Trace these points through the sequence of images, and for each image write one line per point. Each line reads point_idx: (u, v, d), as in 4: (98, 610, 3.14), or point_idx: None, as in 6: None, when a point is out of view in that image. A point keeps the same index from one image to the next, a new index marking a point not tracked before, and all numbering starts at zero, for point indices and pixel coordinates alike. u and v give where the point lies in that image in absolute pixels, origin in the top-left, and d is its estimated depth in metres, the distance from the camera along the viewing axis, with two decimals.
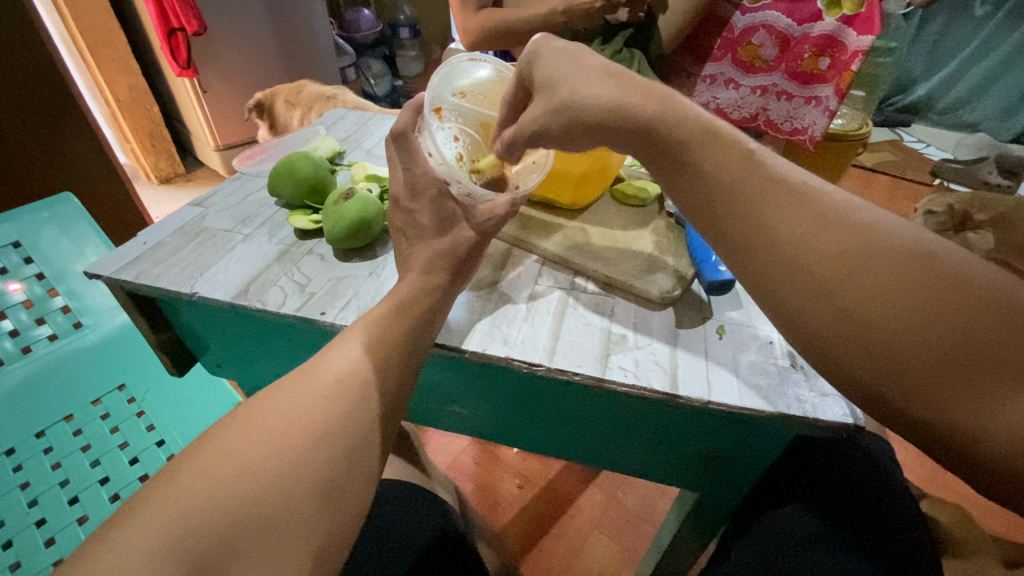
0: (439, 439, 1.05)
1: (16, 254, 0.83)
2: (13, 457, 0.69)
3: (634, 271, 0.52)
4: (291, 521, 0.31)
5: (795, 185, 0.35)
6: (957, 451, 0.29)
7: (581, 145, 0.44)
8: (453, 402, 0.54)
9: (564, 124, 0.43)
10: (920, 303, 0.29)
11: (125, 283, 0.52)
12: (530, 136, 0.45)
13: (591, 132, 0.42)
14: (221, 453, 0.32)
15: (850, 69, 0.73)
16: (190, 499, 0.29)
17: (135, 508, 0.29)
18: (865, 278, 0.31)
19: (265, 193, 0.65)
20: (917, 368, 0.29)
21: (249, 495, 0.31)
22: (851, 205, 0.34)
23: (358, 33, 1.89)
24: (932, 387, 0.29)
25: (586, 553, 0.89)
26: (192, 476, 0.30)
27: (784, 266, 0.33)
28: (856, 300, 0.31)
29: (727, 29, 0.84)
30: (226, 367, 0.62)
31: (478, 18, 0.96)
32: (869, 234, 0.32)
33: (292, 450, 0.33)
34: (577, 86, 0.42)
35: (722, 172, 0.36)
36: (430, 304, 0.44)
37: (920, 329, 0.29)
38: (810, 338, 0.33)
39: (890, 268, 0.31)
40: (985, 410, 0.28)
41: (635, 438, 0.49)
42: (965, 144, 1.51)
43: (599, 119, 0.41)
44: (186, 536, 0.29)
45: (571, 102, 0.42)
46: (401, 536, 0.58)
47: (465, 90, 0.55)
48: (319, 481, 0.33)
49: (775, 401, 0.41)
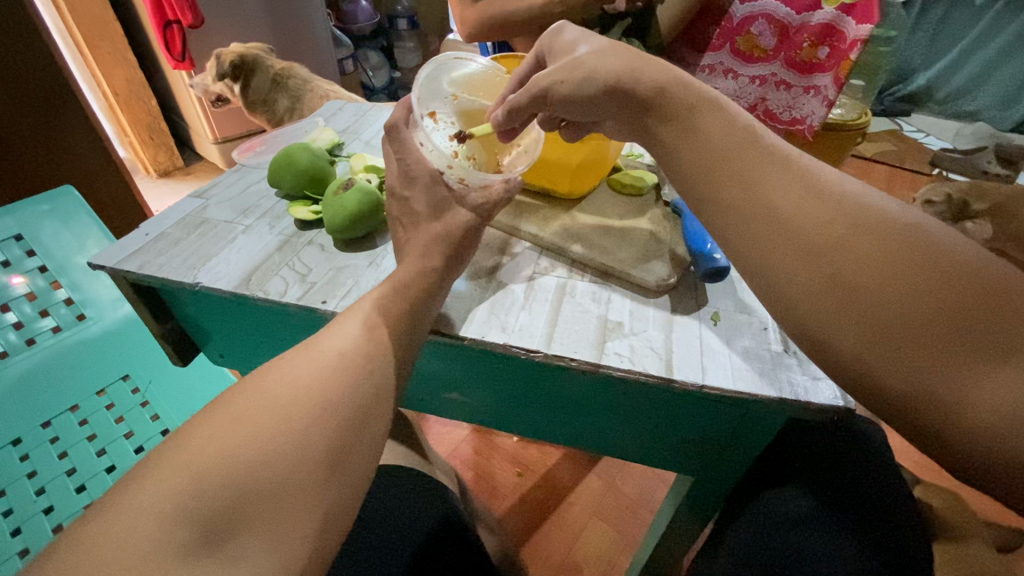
0: (439, 429, 1.07)
1: (18, 247, 0.83)
2: (19, 446, 0.70)
3: (631, 260, 0.53)
4: (291, 499, 0.32)
5: (792, 163, 0.37)
6: (948, 434, 0.29)
7: (587, 111, 0.47)
8: (452, 389, 0.55)
9: (579, 80, 0.45)
10: (910, 280, 0.30)
11: (128, 272, 0.53)
12: (540, 94, 0.47)
13: (601, 94, 0.44)
14: (228, 422, 0.33)
15: (849, 58, 0.74)
16: (191, 476, 0.30)
17: (145, 475, 0.30)
18: (858, 255, 0.32)
19: (265, 184, 0.66)
20: (903, 341, 0.30)
21: (257, 461, 0.31)
22: (850, 188, 0.35)
23: (355, 24, 1.88)
24: (918, 360, 0.29)
25: (585, 539, 0.90)
26: (193, 454, 0.31)
27: (779, 239, 0.35)
28: (847, 272, 0.32)
29: (724, 18, 0.83)
30: (228, 356, 0.63)
31: (475, 10, 0.96)
32: (861, 213, 0.33)
33: (297, 420, 0.34)
34: (597, 53, 0.46)
35: (723, 157, 0.38)
36: (428, 285, 0.45)
37: (907, 302, 0.30)
38: (799, 312, 0.34)
39: (882, 247, 0.32)
40: (970, 384, 0.28)
41: (632, 422, 0.49)
42: (964, 134, 1.51)
43: (614, 80, 0.44)
44: (196, 498, 0.30)
45: (587, 64, 0.45)
46: (404, 519, 0.59)
47: (456, 92, 0.58)
48: (323, 451, 0.34)
49: (767, 386, 0.42)
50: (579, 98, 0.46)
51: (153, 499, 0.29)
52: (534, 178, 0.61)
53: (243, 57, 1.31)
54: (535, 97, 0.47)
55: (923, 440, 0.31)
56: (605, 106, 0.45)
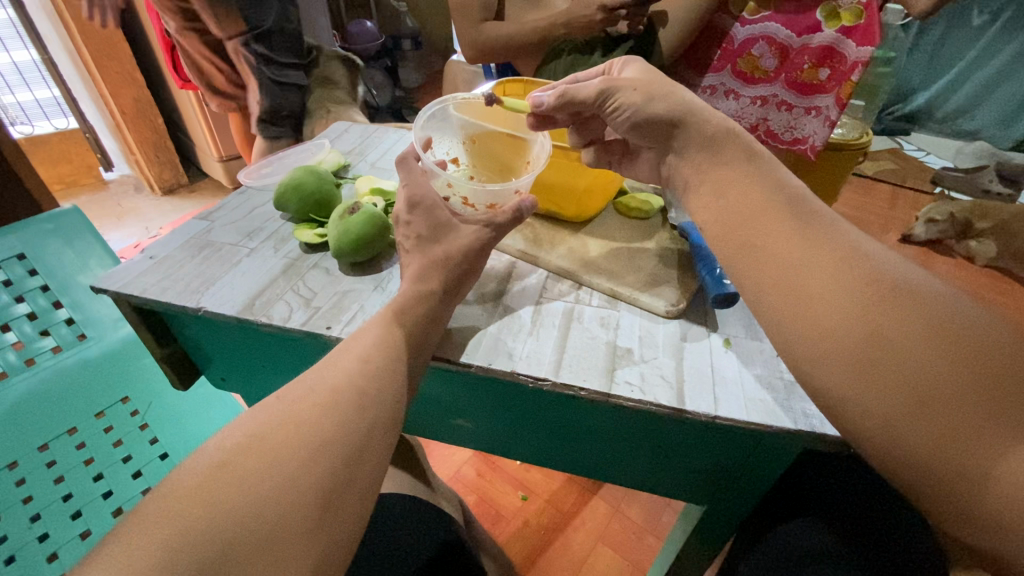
0: (442, 450, 1.05)
1: (20, 267, 0.80)
2: (15, 470, 0.68)
3: (639, 285, 0.52)
4: (283, 540, 0.31)
5: (827, 228, 0.38)
6: (972, 500, 0.28)
7: (638, 135, 0.49)
8: (456, 415, 0.54)
9: (646, 97, 0.47)
10: (938, 343, 0.30)
11: (131, 296, 0.52)
12: (599, 94, 0.48)
13: (664, 115, 0.46)
14: (217, 465, 0.32)
15: (850, 79, 0.75)
16: (177, 524, 0.29)
17: (132, 521, 0.30)
18: (891, 317, 0.32)
19: (271, 206, 0.66)
20: (932, 403, 0.29)
21: (247, 503, 0.31)
22: (879, 254, 0.36)
23: (359, 45, 1.92)
24: (946, 424, 0.29)
25: (589, 567, 0.88)
26: (181, 500, 0.30)
27: (802, 296, 0.36)
28: (884, 330, 0.32)
29: (727, 40, 0.86)
30: (229, 380, 0.62)
31: (479, 33, 0.96)
32: (895, 279, 0.34)
33: (289, 461, 0.33)
34: (674, 85, 0.48)
35: (744, 214, 0.41)
36: (428, 311, 0.44)
37: (939, 365, 0.30)
38: (828, 369, 0.33)
39: (911, 311, 0.32)
40: (996, 456, 0.27)
41: (643, 452, 0.48)
42: (965, 152, 1.45)
43: (679, 116, 0.46)
44: (184, 546, 0.28)
45: (657, 89, 0.47)
46: (407, 547, 0.57)
47: (474, 135, 0.57)
48: (315, 492, 0.33)
49: (782, 416, 0.41)
50: (641, 114, 0.47)
51: (140, 545, 0.28)
52: (542, 203, 0.61)
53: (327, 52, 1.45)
54: (597, 97, 0.49)
55: (948, 513, 0.30)
56: (657, 122, 0.47)
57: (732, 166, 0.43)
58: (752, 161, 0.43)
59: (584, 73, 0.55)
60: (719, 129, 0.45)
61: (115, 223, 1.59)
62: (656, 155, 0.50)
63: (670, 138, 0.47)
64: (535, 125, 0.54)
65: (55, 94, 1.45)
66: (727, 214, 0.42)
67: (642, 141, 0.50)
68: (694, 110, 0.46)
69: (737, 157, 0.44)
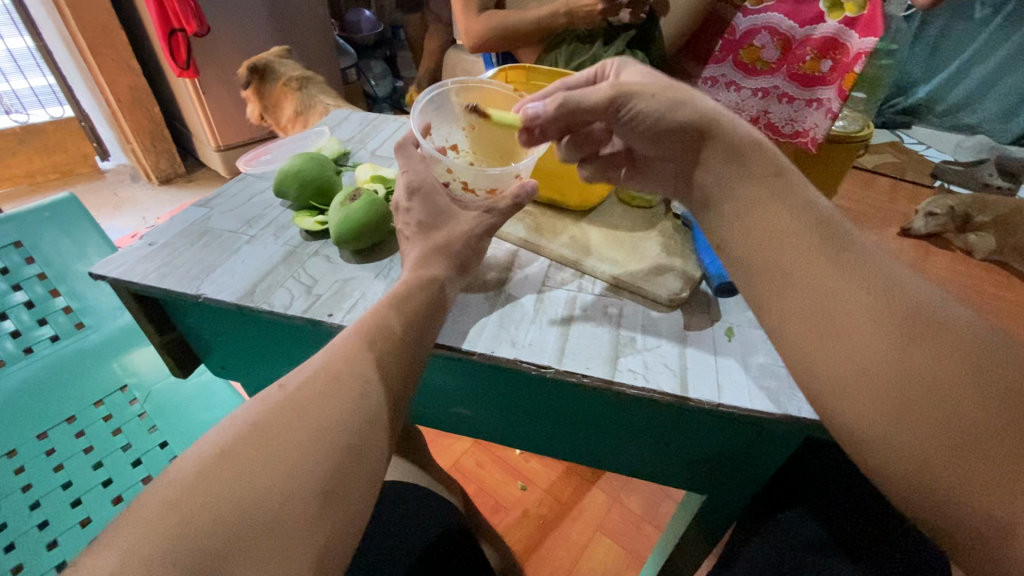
0: (442, 440, 1.05)
1: (17, 255, 0.78)
2: (14, 459, 0.69)
3: (643, 273, 0.52)
4: (288, 526, 0.30)
5: (862, 256, 0.38)
6: (980, 537, 0.28)
7: (653, 145, 0.47)
8: (458, 404, 0.54)
9: (669, 103, 0.45)
10: (966, 384, 0.31)
11: (131, 282, 0.52)
12: (613, 101, 0.46)
13: (687, 124, 0.44)
14: (220, 453, 0.32)
15: (852, 71, 0.73)
16: (180, 511, 0.29)
17: (134, 508, 0.29)
18: (921, 350, 0.32)
19: (270, 194, 0.65)
20: (955, 440, 0.30)
21: (251, 491, 0.30)
22: (912, 283, 0.36)
23: (359, 33, 1.90)
24: (984, 472, 0.29)
25: (588, 556, 0.88)
26: (184, 488, 0.30)
27: (825, 320, 0.37)
28: (913, 359, 0.32)
29: (729, 30, 0.85)
30: (230, 368, 0.62)
31: (479, 21, 0.95)
32: (930, 314, 0.34)
33: (291, 449, 0.33)
34: (691, 93, 0.46)
35: (779, 233, 0.41)
36: (430, 297, 0.44)
37: (974, 402, 0.30)
38: (854, 398, 0.34)
39: (942, 350, 0.32)
40: (1009, 496, 0.28)
41: (645, 440, 0.48)
42: (965, 147, 1.42)
43: (704, 123, 0.44)
44: (187, 532, 0.28)
45: (677, 96, 0.45)
46: (408, 535, 0.57)
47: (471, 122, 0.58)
48: (317, 479, 0.32)
49: (785, 404, 0.41)
50: (660, 125, 0.45)
51: (141, 531, 0.28)
52: (544, 191, 0.61)
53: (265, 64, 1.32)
54: (608, 103, 0.46)
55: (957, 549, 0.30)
56: (674, 136, 0.45)
57: (754, 183, 0.43)
58: (779, 178, 0.43)
59: (576, 83, 0.54)
60: (746, 139, 0.44)
61: (112, 213, 1.57)
62: (670, 167, 0.48)
63: (690, 152, 0.46)
64: (525, 142, 0.52)
65: (50, 82, 1.52)
66: (750, 240, 0.42)
67: (657, 153, 0.48)
68: (719, 119, 0.45)
69: (761, 173, 0.43)
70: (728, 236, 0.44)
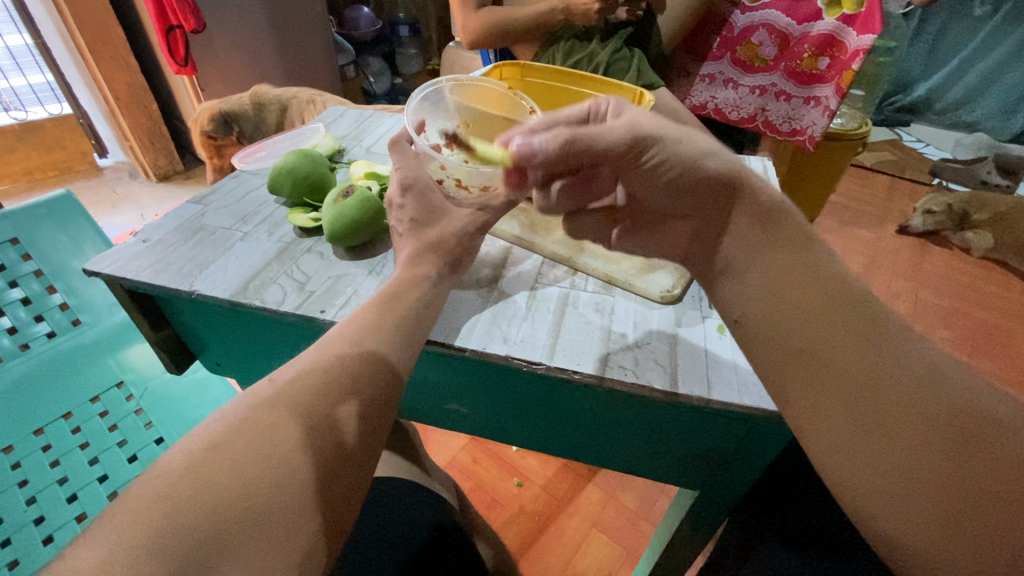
0: (439, 437, 1.06)
1: (13, 252, 0.78)
2: (11, 454, 0.69)
3: (634, 270, 0.53)
4: (275, 523, 0.31)
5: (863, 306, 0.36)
6: None
7: (676, 198, 0.44)
8: (451, 400, 0.54)
9: (697, 155, 0.42)
10: (964, 464, 0.29)
11: (124, 279, 0.52)
12: (637, 147, 0.42)
13: (715, 180, 0.42)
14: (208, 447, 0.32)
15: (851, 68, 0.77)
16: (165, 508, 0.29)
17: (119, 505, 0.29)
18: (911, 417, 0.31)
19: (264, 191, 0.65)
20: (947, 520, 0.29)
21: (240, 487, 0.31)
22: (957, 378, 0.32)
23: (357, 30, 1.92)
24: (973, 551, 0.28)
25: (583, 552, 0.89)
26: (171, 486, 0.30)
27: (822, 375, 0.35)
28: (961, 480, 0.29)
29: (727, 27, 0.87)
30: (225, 364, 0.62)
31: (476, 17, 0.94)
32: (972, 413, 0.31)
33: (279, 445, 0.33)
34: (712, 143, 0.44)
35: (805, 306, 0.37)
36: (422, 294, 0.44)
37: (971, 477, 0.29)
38: (892, 516, 0.31)
39: (936, 418, 0.31)
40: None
41: (635, 435, 0.49)
42: (964, 145, 1.48)
43: (734, 180, 0.42)
44: (173, 528, 0.28)
45: (702, 145, 0.43)
46: (401, 530, 0.58)
47: (465, 120, 0.59)
48: (304, 475, 0.33)
49: (774, 399, 0.41)
50: (688, 176, 0.42)
51: (128, 523, 0.28)
52: None
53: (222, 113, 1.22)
54: (632, 150, 0.42)
55: None
56: (699, 189, 0.43)
57: (789, 251, 0.40)
58: (809, 246, 0.40)
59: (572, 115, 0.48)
60: (775, 200, 0.43)
61: (110, 210, 1.58)
62: (690, 226, 0.45)
63: (715, 206, 0.43)
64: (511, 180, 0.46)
65: (48, 79, 1.51)
66: (771, 307, 0.39)
67: (680, 208, 0.46)
68: (746, 175, 0.43)
69: (790, 237, 0.41)
70: (753, 304, 0.40)
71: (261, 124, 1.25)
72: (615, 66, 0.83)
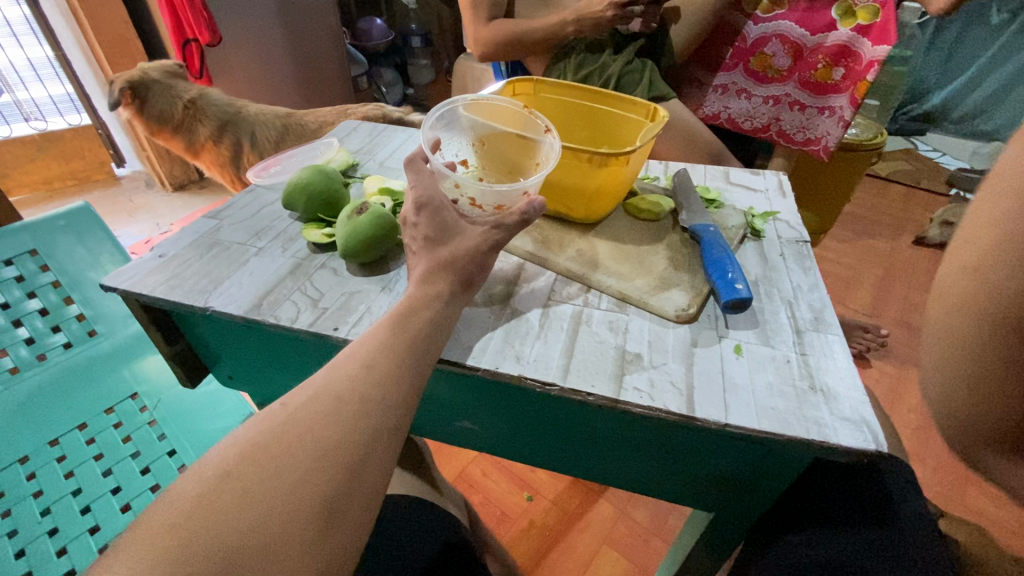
0: (449, 449, 1.05)
1: (32, 263, 0.80)
2: (27, 464, 0.70)
3: (647, 288, 0.52)
4: (282, 554, 0.30)
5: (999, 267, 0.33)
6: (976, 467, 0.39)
7: None
8: (463, 417, 0.54)
9: None
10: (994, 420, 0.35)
11: (140, 295, 0.52)
12: None
13: None
14: (217, 475, 0.32)
15: (863, 79, 0.83)
16: (175, 539, 0.29)
17: (128, 534, 0.29)
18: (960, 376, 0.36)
19: (278, 206, 0.65)
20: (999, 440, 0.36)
21: (249, 515, 0.30)
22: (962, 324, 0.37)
23: (370, 41, 1.92)
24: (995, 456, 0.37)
25: (594, 569, 0.87)
26: (180, 514, 0.30)
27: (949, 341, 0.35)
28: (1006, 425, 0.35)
29: (740, 38, 0.93)
30: (237, 378, 0.62)
31: (488, 28, 0.94)
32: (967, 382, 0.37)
33: (288, 472, 0.32)
34: None
35: None
36: (435, 314, 0.44)
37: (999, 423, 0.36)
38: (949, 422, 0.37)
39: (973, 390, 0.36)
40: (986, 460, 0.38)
41: (648, 456, 0.48)
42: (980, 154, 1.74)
43: None
44: (180, 559, 0.28)
45: None
46: (412, 548, 0.57)
47: (481, 137, 0.59)
48: (316, 502, 0.32)
49: (792, 425, 0.40)
50: None
51: (143, 552, 0.28)
52: (551, 204, 0.61)
53: (142, 79, 1.17)
54: None
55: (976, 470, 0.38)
56: None
57: None
58: None
59: None
60: None
61: (127, 219, 1.60)
62: None
63: None
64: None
65: (68, 90, 1.54)
66: None
67: None
68: None
69: None
70: None
71: (179, 121, 1.21)
72: (628, 77, 0.86)
